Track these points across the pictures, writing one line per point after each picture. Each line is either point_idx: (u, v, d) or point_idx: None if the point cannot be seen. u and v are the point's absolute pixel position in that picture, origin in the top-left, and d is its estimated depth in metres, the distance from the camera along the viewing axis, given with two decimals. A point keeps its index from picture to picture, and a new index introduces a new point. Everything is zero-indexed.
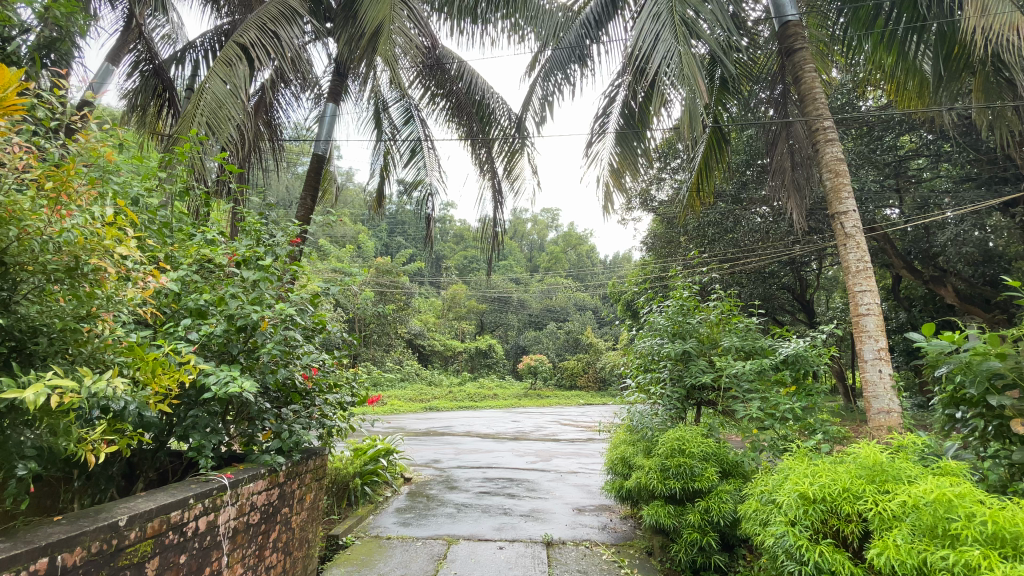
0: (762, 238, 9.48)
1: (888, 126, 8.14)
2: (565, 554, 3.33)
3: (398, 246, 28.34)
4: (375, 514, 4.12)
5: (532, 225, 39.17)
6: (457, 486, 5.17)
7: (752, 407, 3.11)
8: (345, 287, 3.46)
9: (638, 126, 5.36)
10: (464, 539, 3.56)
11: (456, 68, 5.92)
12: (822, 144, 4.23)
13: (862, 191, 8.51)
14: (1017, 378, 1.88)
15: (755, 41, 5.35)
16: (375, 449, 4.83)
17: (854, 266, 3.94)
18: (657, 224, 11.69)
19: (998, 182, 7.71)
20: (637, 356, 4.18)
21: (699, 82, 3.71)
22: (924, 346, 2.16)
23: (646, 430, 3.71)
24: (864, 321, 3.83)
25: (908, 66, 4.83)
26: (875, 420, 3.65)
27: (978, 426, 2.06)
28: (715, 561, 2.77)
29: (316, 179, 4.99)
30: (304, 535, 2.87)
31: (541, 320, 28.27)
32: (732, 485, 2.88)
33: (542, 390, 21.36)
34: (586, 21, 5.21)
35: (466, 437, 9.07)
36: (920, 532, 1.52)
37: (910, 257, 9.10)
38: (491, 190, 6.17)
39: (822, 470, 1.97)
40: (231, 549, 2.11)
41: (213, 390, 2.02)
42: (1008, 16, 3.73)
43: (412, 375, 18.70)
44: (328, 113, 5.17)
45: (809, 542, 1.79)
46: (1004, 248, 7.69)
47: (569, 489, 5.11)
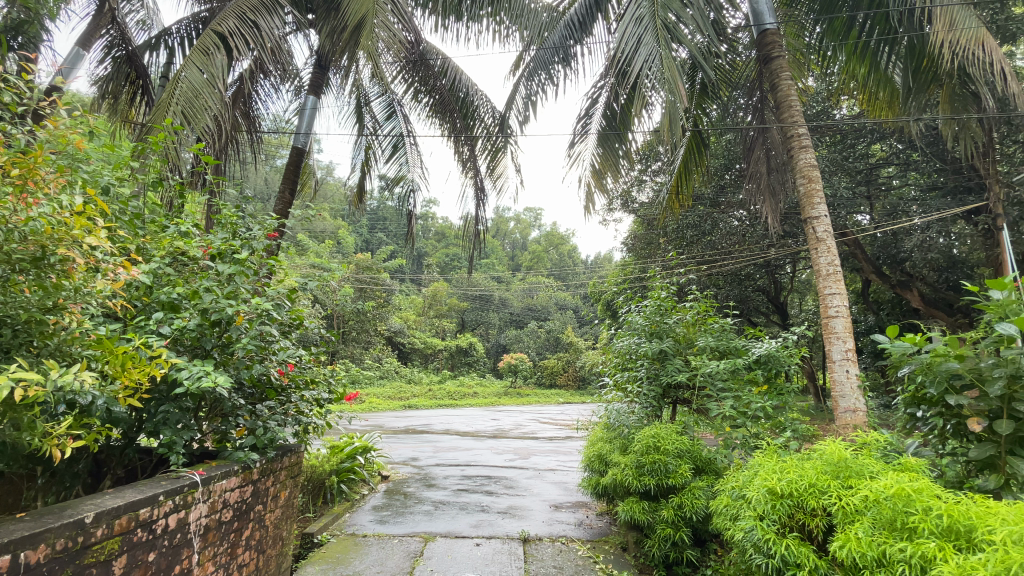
0: (738, 241, 9.68)
1: (860, 135, 8.40)
2: (540, 550, 3.35)
3: (379, 243, 28.11)
4: (351, 512, 4.09)
5: (514, 224, 39.17)
6: (435, 483, 5.17)
7: (725, 406, 3.17)
8: (324, 282, 3.42)
9: (619, 127, 5.42)
10: (441, 536, 3.56)
11: (441, 64, 5.86)
12: (797, 150, 4.34)
13: (835, 198, 8.66)
14: (974, 379, 1.98)
15: (734, 48, 5.44)
16: (353, 447, 4.80)
17: (824, 270, 4.05)
18: (637, 225, 11.83)
19: (963, 191, 7.98)
20: (615, 355, 4.23)
21: (680, 85, 3.76)
22: (888, 347, 2.24)
23: (622, 427, 3.80)
24: (833, 322, 3.95)
25: (880, 77, 4.98)
26: (842, 419, 3.76)
27: (937, 425, 2.15)
28: (687, 556, 2.84)
29: (295, 173, 4.92)
30: (278, 533, 2.84)
31: (523, 319, 28.40)
32: (705, 481, 2.93)
33: (522, 389, 21.39)
34: (571, 22, 5.20)
35: (445, 435, 9.07)
36: (881, 525, 1.58)
37: (879, 263, 9.39)
38: (473, 188, 6.11)
39: (789, 466, 2.04)
40: (202, 547, 2.07)
41: (186, 385, 1.98)
42: (974, 31, 3.92)
43: (392, 373, 18.57)
44: (308, 105, 5.08)
45: (775, 536, 1.85)
46: (967, 255, 8.02)
47: (547, 487, 5.15)
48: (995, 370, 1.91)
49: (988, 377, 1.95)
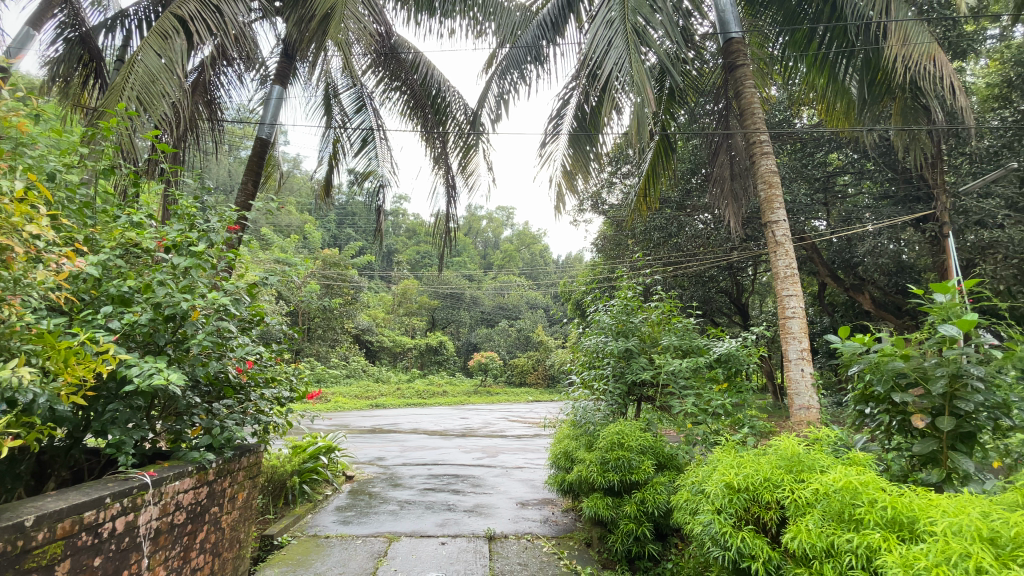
0: (703, 244, 9.93)
1: (819, 144, 8.74)
2: (506, 548, 3.37)
3: (347, 239, 27.55)
4: (313, 513, 4.00)
5: (487, 223, 39.08)
6: (401, 483, 5.12)
7: (687, 403, 3.26)
8: (288, 278, 3.34)
9: (590, 129, 5.47)
10: (406, 536, 3.53)
11: (413, 58, 5.78)
12: (759, 156, 4.48)
13: (794, 203, 8.92)
14: (918, 377, 2.10)
15: (701, 55, 5.57)
16: (316, 446, 4.70)
17: (782, 272, 4.20)
18: (607, 227, 12.00)
19: (912, 200, 8.40)
20: (583, 353, 4.29)
21: (649, 89, 3.82)
22: (840, 347, 2.35)
23: (588, 424, 3.85)
24: (790, 323, 4.11)
25: (837, 88, 5.20)
26: (796, 415, 3.90)
27: (884, 421, 2.26)
28: (649, 550, 2.90)
29: (259, 164, 4.77)
30: (235, 536, 2.75)
31: (494, 317, 28.44)
32: (667, 476, 2.99)
33: (492, 387, 21.41)
34: (544, 22, 5.21)
35: (413, 434, 8.98)
36: (830, 517, 1.65)
37: (835, 267, 9.83)
38: (444, 185, 6.05)
39: (746, 462, 2.11)
40: (153, 552, 1.99)
41: (136, 382, 1.89)
42: (926, 46, 4.14)
43: (359, 372, 18.22)
44: (274, 95, 4.92)
45: (732, 529, 1.92)
46: (915, 260, 8.47)
47: (514, 485, 5.17)
48: (936, 369, 2.02)
49: (931, 375, 2.06)
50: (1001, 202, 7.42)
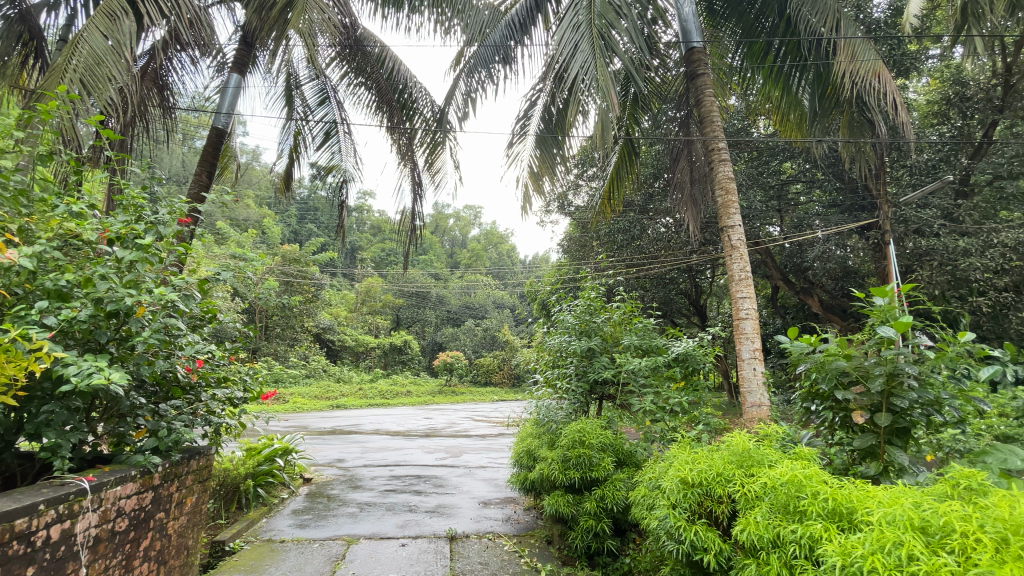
0: (664, 246, 10.20)
1: (774, 153, 9.09)
2: (467, 547, 3.36)
3: (308, 235, 26.80)
4: (269, 517, 3.88)
5: (454, 221, 38.88)
6: (361, 485, 5.02)
7: (646, 401, 3.34)
8: (243, 274, 3.22)
9: (557, 131, 5.52)
10: (365, 538, 3.47)
11: (379, 51, 5.67)
12: (716, 163, 4.64)
13: (750, 210, 9.33)
14: (858, 376, 2.22)
15: (665, 63, 5.71)
16: (272, 449, 4.55)
17: (736, 276, 4.37)
18: (573, 228, 12.15)
19: (858, 209, 8.90)
20: (547, 352, 4.33)
21: (614, 94, 3.89)
22: (788, 347, 2.46)
23: (551, 423, 3.88)
24: (743, 324, 4.27)
25: (791, 100, 5.43)
26: (749, 412, 4.05)
27: (828, 417, 2.37)
28: (607, 546, 2.96)
29: (214, 155, 4.58)
30: (183, 542, 2.63)
31: (459, 316, 28.31)
32: (625, 473, 3.06)
33: (457, 386, 21.29)
34: (512, 22, 5.20)
35: (374, 434, 8.84)
36: (777, 509, 1.72)
37: (787, 271, 10.28)
38: (410, 182, 5.97)
39: (700, 457, 2.19)
40: (92, 560, 1.88)
41: (73, 382, 1.78)
42: (872, 63, 4.39)
43: (320, 372, 17.76)
44: (231, 84, 4.72)
45: (686, 523, 1.98)
46: (860, 265, 8.96)
47: (477, 484, 5.16)
48: (875, 368, 2.15)
49: (870, 374, 2.18)
50: (937, 212, 7.96)
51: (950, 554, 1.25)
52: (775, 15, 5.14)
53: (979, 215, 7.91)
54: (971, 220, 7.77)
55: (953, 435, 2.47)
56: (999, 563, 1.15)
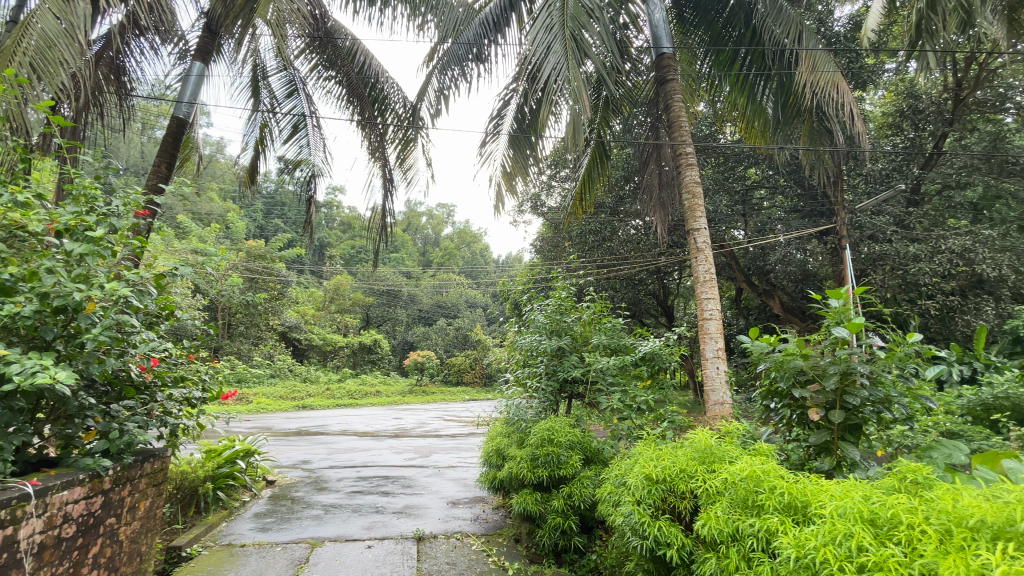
0: (634, 248, 10.38)
1: (739, 159, 9.37)
2: (434, 548, 3.33)
3: (275, 230, 26.10)
4: (229, 521, 3.76)
5: (427, 220, 38.59)
6: (327, 486, 4.92)
7: (613, 399, 3.40)
8: (203, 269, 3.11)
9: (529, 131, 5.54)
10: (330, 541, 3.40)
11: (350, 45, 5.55)
12: (684, 167, 4.74)
13: (716, 214, 9.59)
14: (814, 374, 2.31)
15: (636, 68, 5.80)
16: (233, 450, 4.42)
17: (701, 277, 4.48)
18: (545, 228, 12.23)
19: (817, 215, 9.27)
20: (518, 351, 4.35)
21: (585, 96, 3.94)
22: (750, 347, 2.54)
23: (520, 422, 3.89)
24: (707, 324, 4.38)
25: (755, 108, 5.58)
26: (712, 410, 4.17)
27: (786, 414, 2.46)
28: (574, 543, 2.99)
29: (174, 146, 4.40)
30: (136, 549, 2.52)
31: (431, 316, 28.05)
32: (593, 470, 3.10)
33: (428, 386, 21.09)
34: (486, 21, 5.18)
35: (341, 435, 8.68)
36: (736, 504, 1.77)
37: (750, 273, 10.62)
38: (381, 178, 5.88)
39: (664, 454, 2.24)
40: (36, 569, 1.78)
41: (15, 381, 1.68)
42: (831, 74, 4.56)
43: (285, 371, 17.30)
44: (194, 72, 4.55)
45: (650, 519, 2.02)
46: (819, 269, 9.33)
47: (446, 484, 5.12)
48: (830, 368, 2.25)
49: (825, 373, 2.28)
50: (891, 220, 8.35)
51: (897, 545, 1.30)
52: (741, 26, 5.31)
53: (929, 222, 8.34)
54: (921, 227, 8.19)
55: (901, 431, 2.59)
56: (942, 553, 1.20)
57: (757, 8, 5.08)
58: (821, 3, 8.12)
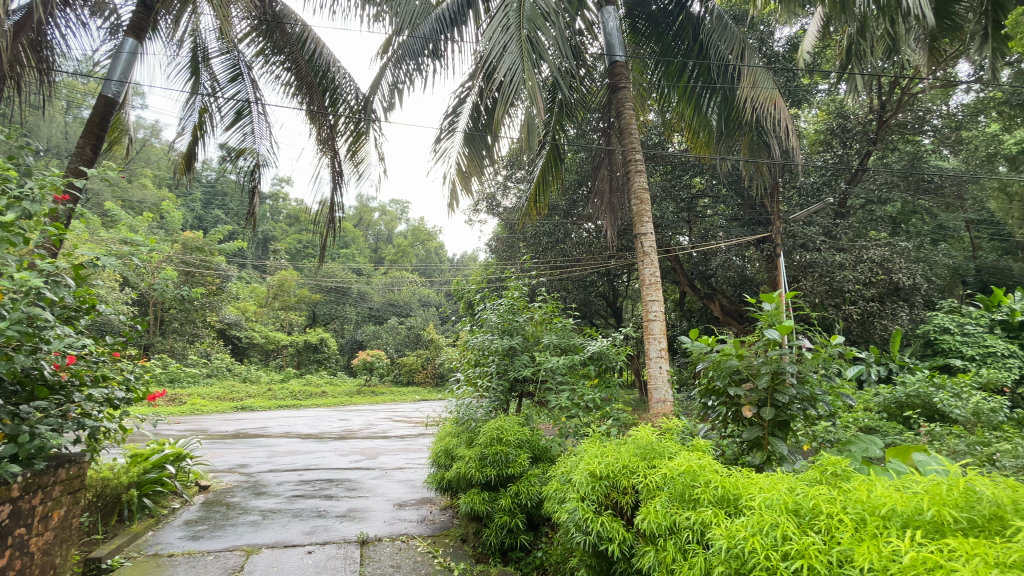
0: (586, 251, 10.60)
1: (685, 168, 9.77)
2: (379, 551, 3.26)
3: (215, 222, 24.72)
4: (155, 530, 3.52)
5: (379, 216, 37.80)
6: (266, 491, 4.71)
7: (562, 398, 3.46)
8: (131, 260, 2.90)
9: (484, 130, 5.54)
10: (267, 547, 3.25)
11: (300, 31, 5.34)
12: (633, 173, 4.89)
13: (663, 220, 9.97)
14: (748, 373, 2.44)
15: (591, 74, 5.92)
16: (162, 456, 4.15)
17: (647, 279, 4.64)
18: (499, 228, 12.28)
19: (755, 224, 9.81)
20: (469, 351, 4.34)
21: (541, 98, 3.98)
22: (690, 347, 2.66)
23: (470, 421, 3.86)
24: (652, 325, 4.55)
25: (701, 119, 5.82)
26: (655, 408, 4.31)
27: (723, 412, 2.58)
28: (520, 541, 3.02)
29: (101, 127, 4.08)
30: (48, 562, 2.31)
31: (381, 314, 27.37)
32: (540, 468, 3.14)
33: (376, 386, 20.56)
34: (443, 16, 5.13)
35: (283, 437, 8.32)
36: (674, 498, 1.85)
37: (693, 278, 11.10)
38: (330, 171, 5.68)
39: (609, 450, 2.30)
40: None
41: None
42: (770, 91, 4.83)
43: (223, 371, 16.36)
44: (125, 49, 4.22)
45: (593, 514, 2.08)
46: (756, 275, 9.87)
47: (393, 486, 5.03)
48: (762, 367, 2.39)
49: (757, 373, 2.42)
50: (819, 230, 8.85)
51: (817, 533, 1.39)
52: (689, 40, 5.57)
53: (853, 234, 9.03)
54: (846, 238, 8.84)
55: (824, 427, 2.79)
56: (857, 540, 1.30)
57: (704, 24, 5.37)
58: (762, 23, 8.61)
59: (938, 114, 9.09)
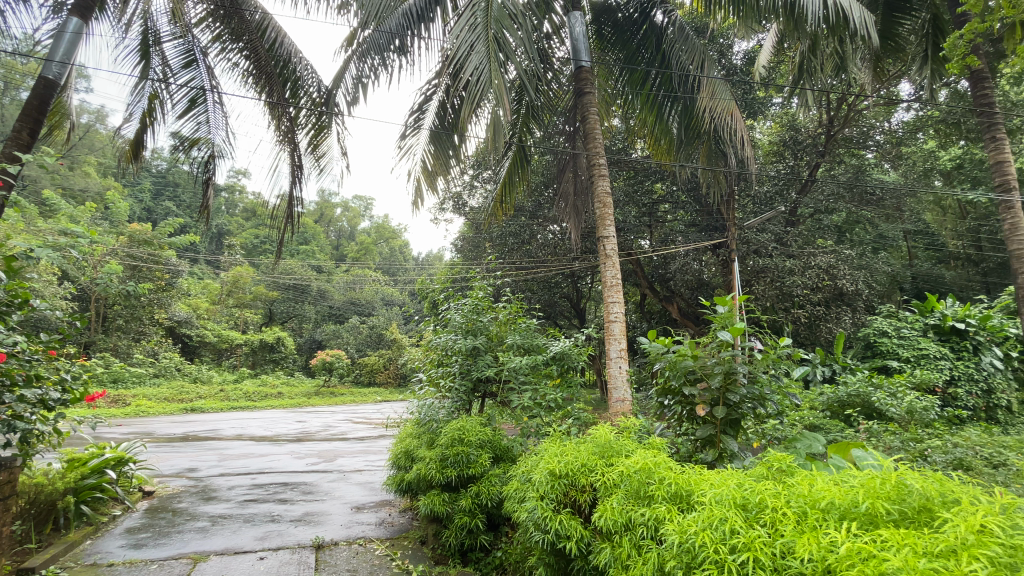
0: (550, 252, 10.72)
1: (647, 174, 10.03)
2: (334, 555, 3.18)
3: (165, 213, 23.57)
4: (94, 539, 3.32)
5: (341, 212, 37.00)
6: (216, 496, 4.51)
7: (524, 398, 3.49)
8: (70, 253, 2.75)
9: (451, 128, 5.51)
10: (216, 555, 3.13)
11: (260, 19, 5.14)
12: (596, 177, 4.96)
13: (625, 224, 10.20)
14: (701, 373, 2.54)
15: (558, 78, 5.99)
16: (102, 460, 3.92)
17: (609, 281, 4.73)
18: (465, 228, 12.22)
19: (713, 229, 10.16)
20: (432, 351, 4.31)
21: (506, 99, 4.00)
22: (648, 347, 2.74)
23: (432, 422, 3.83)
24: (612, 326, 4.64)
25: (662, 127, 5.97)
26: (614, 407, 4.39)
27: (678, 411, 2.67)
28: (480, 541, 3.02)
29: (40, 110, 3.82)
30: None
31: (342, 313, 26.46)
32: (501, 468, 3.15)
33: (336, 387, 20.04)
34: (409, 13, 5.07)
35: (235, 440, 7.99)
36: (630, 495, 1.89)
37: (654, 280, 11.40)
38: (289, 165, 5.50)
39: (569, 449, 2.34)
40: None
41: None
42: (727, 102, 5.02)
43: (172, 371, 15.57)
44: (69, 28, 3.95)
45: (552, 513, 2.11)
46: (712, 278, 10.23)
47: (351, 489, 4.92)
48: (715, 367, 2.49)
49: (711, 373, 2.51)
50: (771, 237, 9.24)
51: (763, 527, 1.46)
52: (652, 49, 5.72)
53: (802, 241, 9.47)
54: (796, 244, 9.26)
55: (773, 425, 2.92)
56: (798, 532, 1.36)
57: (667, 34, 5.53)
58: (722, 36, 8.93)
59: (880, 130, 9.66)
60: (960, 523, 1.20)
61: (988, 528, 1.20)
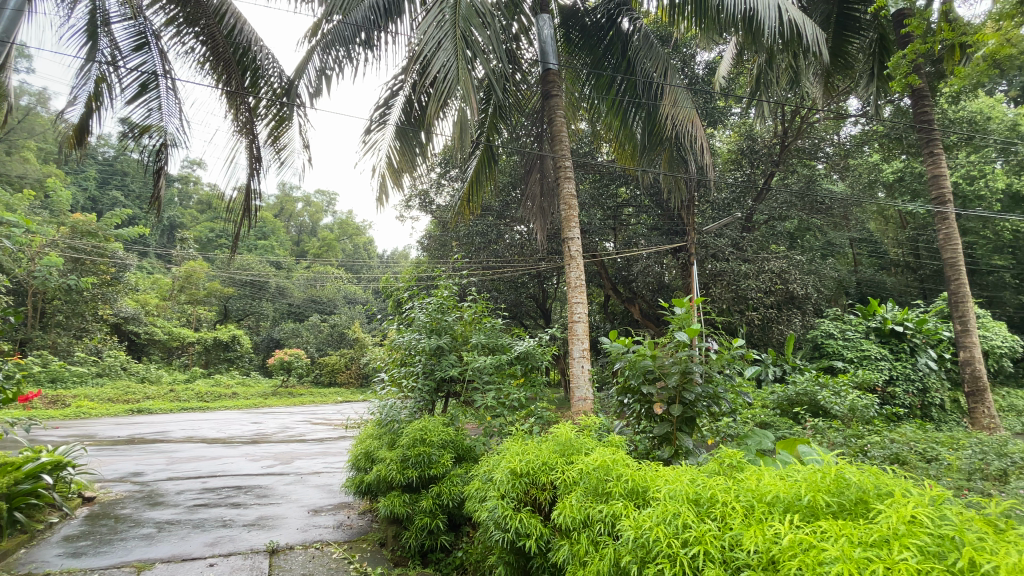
0: (517, 252, 10.76)
1: (612, 177, 10.22)
2: (289, 560, 3.10)
3: (111, 203, 22.32)
4: (28, 548, 3.13)
5: (303, 206, 35.97)
6: (163, 501, 4.31)
7: (487, 397, 3.50)
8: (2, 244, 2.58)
9: (417, 125, 5.45)
10: (162, 562, 2.99)
11: (219, 4, 4.93)
12: (562, 179, 5.02)
13: (590, 226, 10.36)
14: (659, 372, 2.61)
15: (525, 79, 6.03)
16: (38, 464, 3.67)
17: (573, 282, 4.78)
18: (432, 226, 12.12)
19: (674, 233, 10.45)
20: (395, 350, 4.26)
21: (473, 97, 4.00)
22: (609, 347, 2.80)
23: (393, 422, 3.78)
24: (575, 326, 4.70)
25: (627, 132, 6.08)
26: (576, 405, 4.45)
27: (637, 409, 2.73)
28: (441, 541, 3.00)
29: None
30: None
31: (303, 311, 25.73)
32: (463, 468, 3.14)
33: (294, 388, 19.43)
34: (376, 6, 4.98)
35: (185, 443, 7.64)
36: (588, 492, 1.93)
37: (617, 282, 11.61)
38: (248, 157, 5.31)
39: (530, 448, 2.36)
40: None
41: None
42: (688, 111, 5.17)
43: (117, 370, 14.74)
44: (10, 5, 3.49)
45: (512, 511, 2.13)
46: (673, 281, 10.51)
47: (308, 491, 4.80)
48: (672, 367, 2.57)
49: (668, 372, 2.59)
50: (728, 241, 9.57)
51: (713, 521, 1.51)
52: (618, 55, 5.84)
53: (757, 246, 9.85)
54: (751, 249, 9.62)
55: (726, 423, 3.03)
56: (745, 525, 1.43)
57: (632, 41, 5.66)
58: (686, 46, 9.20)
59: (830, 143, 10.18)
60: (892, 514, 1.27)
61: (918, 518, 1.28)
